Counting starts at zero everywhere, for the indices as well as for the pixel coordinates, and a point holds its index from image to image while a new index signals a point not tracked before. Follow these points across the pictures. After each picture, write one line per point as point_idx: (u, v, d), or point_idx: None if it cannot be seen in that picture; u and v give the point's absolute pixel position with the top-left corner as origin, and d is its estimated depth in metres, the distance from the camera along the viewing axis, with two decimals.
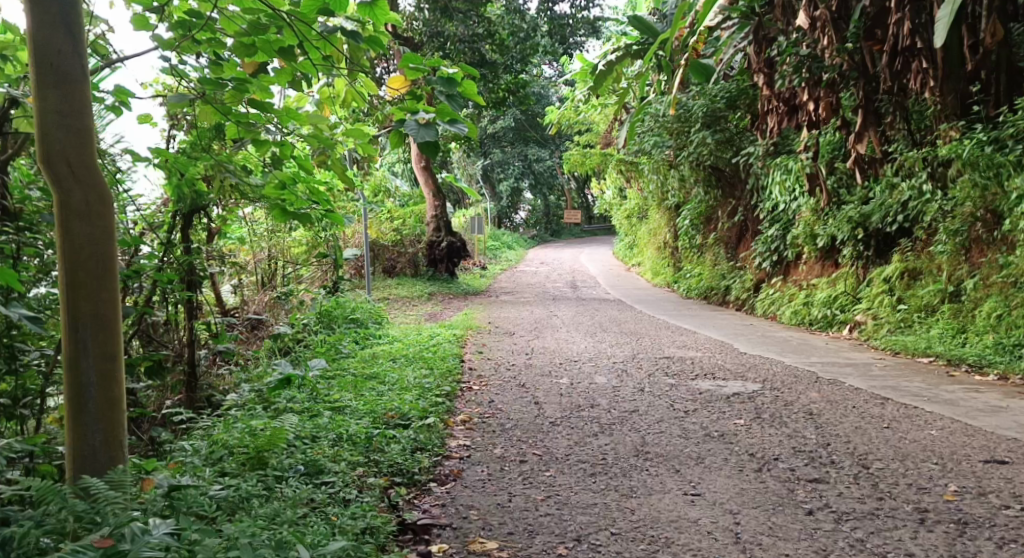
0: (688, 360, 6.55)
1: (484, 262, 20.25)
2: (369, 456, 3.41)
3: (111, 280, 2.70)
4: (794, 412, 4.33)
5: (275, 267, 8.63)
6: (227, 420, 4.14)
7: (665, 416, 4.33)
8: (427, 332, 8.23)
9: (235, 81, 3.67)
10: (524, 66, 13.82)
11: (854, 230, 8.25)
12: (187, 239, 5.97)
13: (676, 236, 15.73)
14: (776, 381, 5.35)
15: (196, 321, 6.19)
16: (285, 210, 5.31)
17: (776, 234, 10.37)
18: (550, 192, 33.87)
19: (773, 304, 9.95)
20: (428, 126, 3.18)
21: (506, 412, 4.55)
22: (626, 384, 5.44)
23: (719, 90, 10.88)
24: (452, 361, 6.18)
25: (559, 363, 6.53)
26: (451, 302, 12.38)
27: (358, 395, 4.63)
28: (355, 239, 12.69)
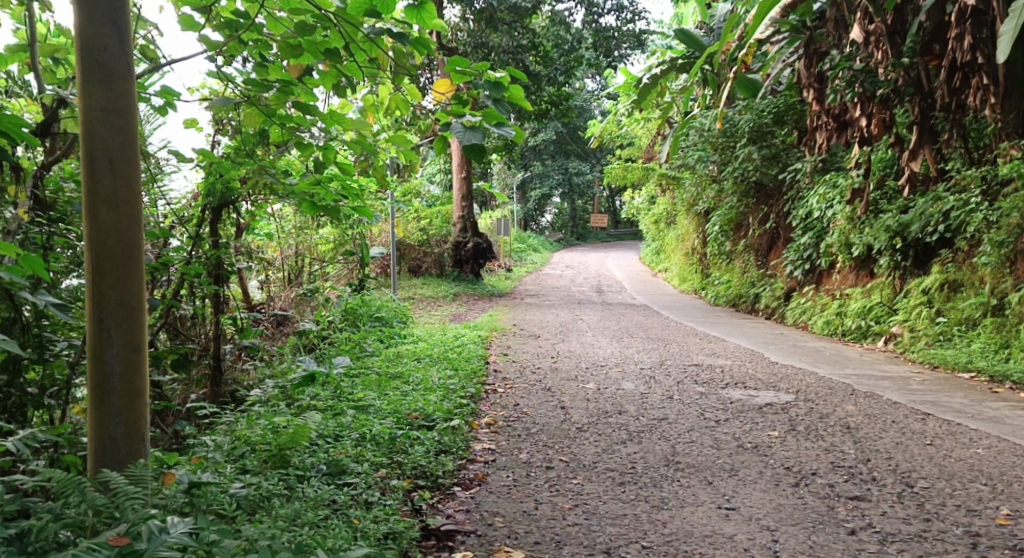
0: (718, 368, 6.42)
1: (510, 264, 20.20)
2: (393, 457, 3.33)
3: (137, 268, 2.64)
4: (831, 425, 4.20)
5: (303, 263, 8.63)
6: (251, 416, 4.09)
7: (696, 425, 4.21)
8: (452, 333, 8.17)
9: (280, 85, 3.55)
10: (568, 78, 14.28)
11: (892, 240, 8.05)
12: (217, 233, 5.97)
13: (704, 242, 15.56)
14: (811, 392, 5.21)
15: (222, 315, 6.18)
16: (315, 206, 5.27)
17: (810, 243, 10.19)
18: (577, 197, 33.73)
19: (804, 313, 9.77)
20: (475, 129, 3.13)
21: (533, 416, 4.46)
22: (655, 390, 5.33)
23: (766, 105, 11.39)
24: (477, 362, 6.10)
25: (585, 367, 6.44)
26: (477, 303, 12.32)
27: (382, 394, 4.56)
28: (382, 238, 12.69)
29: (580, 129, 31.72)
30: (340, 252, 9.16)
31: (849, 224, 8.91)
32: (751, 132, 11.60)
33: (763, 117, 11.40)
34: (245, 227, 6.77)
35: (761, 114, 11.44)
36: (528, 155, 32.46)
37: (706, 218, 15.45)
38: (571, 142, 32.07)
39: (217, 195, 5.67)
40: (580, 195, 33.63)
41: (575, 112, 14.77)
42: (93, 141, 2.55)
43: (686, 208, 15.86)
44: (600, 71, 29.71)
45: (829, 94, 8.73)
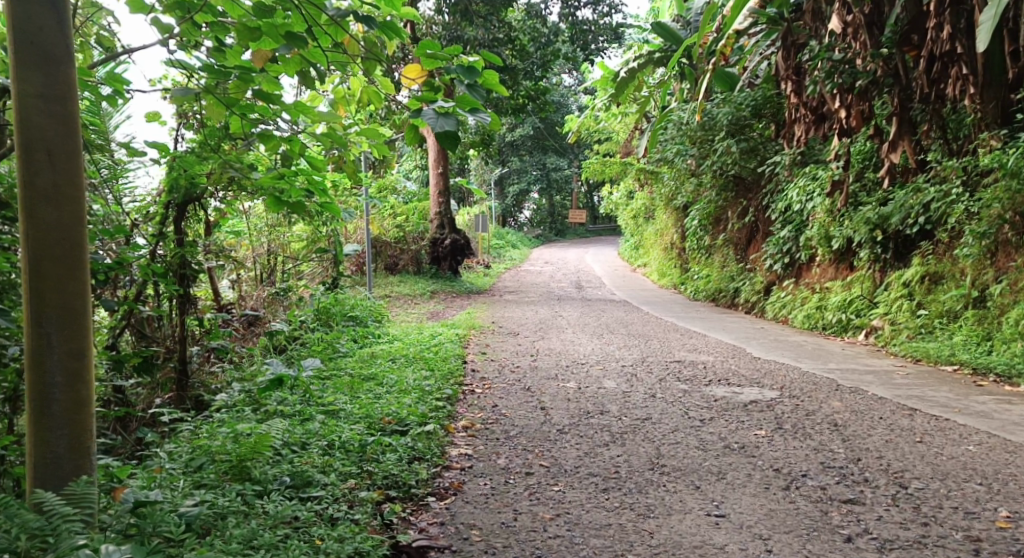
0: (700, 365, 6.29)
1: (489, 261, 20.01)
2: (362, 467, 3.15)
3: (80, 269, 2.44)
4: (818, 423, 4.07)
5: (275, 262, 8.40)
6: (213, 423, 3.89)
7: (679, 425, 4.07)
8: (429, 331, 7.98)
9: (240, 71, 3.38)
10: (544, 73, 14.29)
11: (872, 232, 7.97)
12: (180, 231, 5.73)
13: (683, 236, 15.47)
14: (795, 388, 5.09)
15: (188, 316, 5.95)
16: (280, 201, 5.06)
17: (789, 236, 10.11)
18: (556, 193, 33.56)
19: (784, 307, 9.69)
20: (448, 116, 2.96)
21: (510, 418, 4.29)
22: (636, 388, 5.19)
23: (744, 98, 11.30)
24: (453, 362, 5.91)
25: (565, 365, 6.28)
26: (454, 300, 12.12)
27: (353, 397, 4.37)
28: (357, 235, 12.45)
29: (558, 124, 31.56)
30: (313, 249, 8.93)
31: (828, 216, 8.83)
32: (730, 125, 11.49)
33: (741, 109, 11.30)
34: (212, 224, 6.55)
35: (739, 107, 11.34)
36: (506, 150, 32.22)
37: (684, 213, 15.36)
38: (549, 137, 31.88)
39: (180, 191, 5.44)
40: (558, 191, 33.46)
41: (551, 107, 14.63)
42: (28, 131, 2.34)
43: (665, 203, 15.75)
44: (577, 65, 29.55)
45: (807, 85, 8.65)
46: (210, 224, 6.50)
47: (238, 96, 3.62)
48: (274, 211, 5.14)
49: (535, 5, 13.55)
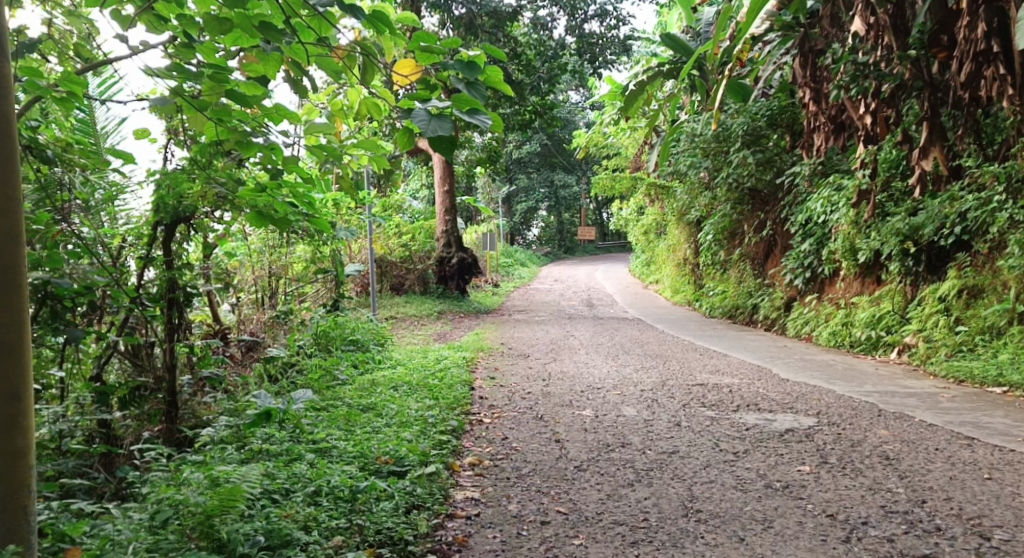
0: (725, 388, 5.86)
1: (497, 280, 19.58)
2: (352, 520, 2.77)
3: (17, 301, 2.15)
4: (868, 456, 3.64)
5: (275, 284, 8.02)
6: (186, 466, 3.46)
7: (711, 459, 3.63)
8: (434, 354, 7.58)
9: (213, 70, 3.03)
10: (552, 87, 13.88)
11: (903, 244, 7.54)
12: (169, 249, 5.33)
13: (696, 252, 15.06)
14: (833, 414, 4.66)
15: (179, 343, 5.57)
16: (263, 216, 4.67)
17: (809, 250, 9.68)
18: (564, 209, 33.21)
19: (807, 324, 9.26)
20: (443, 118, 2.56)
21: (522, 454, 3.87)
22: (659, 416, 4.77)
23: (760, 108, 10.96)
24: (460, 389, 5.50)
25: (580, 391, 5.84)
26: (462, 321, 11.71)
27: (348, 433, 3.96)
28: (361, 255, 12.06)
29: (566, 141, 31.26)
30: (313, 270, 8.55)
31: (854, 227, 8.39)
32: (745, 136, 11.09)
33: (757, 119, 10.94)
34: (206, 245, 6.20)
35: (755, 117, 10.98)
36: (513, 167, 31.90)
37: (697, 227, 14.96)
38: (557, 154, 31.56)
39: (166, 211, 5.02)
40: (567, 207, 33.08)
41: (558, 121, 14.28)
42: None
43: (677, 217, 15.34)
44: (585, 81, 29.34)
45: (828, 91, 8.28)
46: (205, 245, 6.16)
47: (214, 100, 3.27)
48: (257, 226, 4.73)
49: (542, 18, 13.26)
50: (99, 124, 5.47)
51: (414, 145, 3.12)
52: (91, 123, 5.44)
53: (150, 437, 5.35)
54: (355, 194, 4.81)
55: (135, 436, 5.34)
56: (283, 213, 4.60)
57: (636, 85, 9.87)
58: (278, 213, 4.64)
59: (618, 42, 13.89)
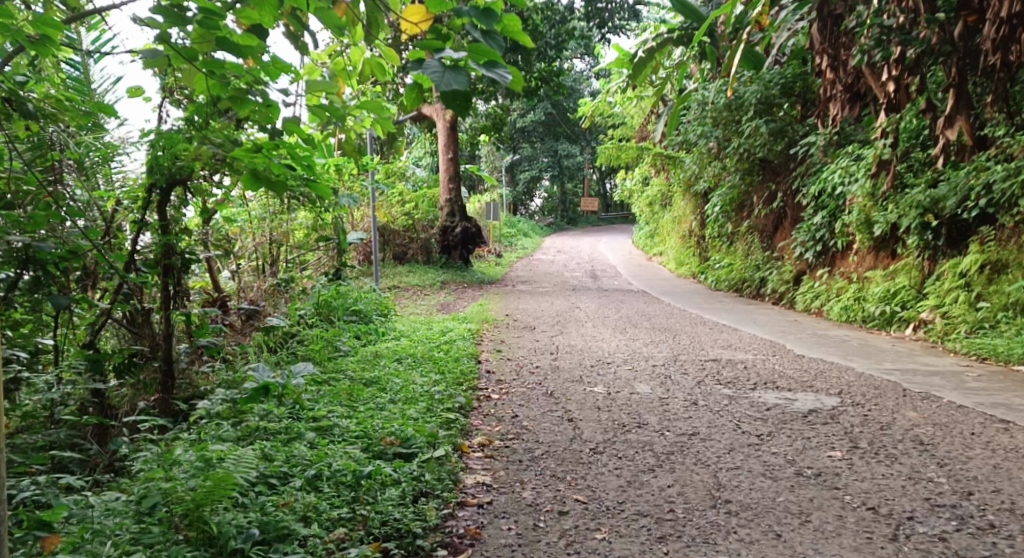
0: (740, 364, 5.65)
1: (500, 250, 19.32)
2: (354, 510, 2.59)
3: None
4: (901, 440, 3.44)
5: (275, 252, 7.78)
6: (179, 442, 3.27)
7: (734, 442, 3.43)
8: (438, 326, 7.37)
9: (203, 14, 2.77)
10: (558, 53, 13.53)
11: (923, 217, 7.29)
12: (162, 213, 5.08)
13: (703, 224, 14.81)
14: (857, 394, 4.46)
15: (174, 311, 5.35)
16: (257, 179, 4.06)
17: (823, 222, 9.42)
18: (567, 180, 32.88)
19: (818, 298, 9.04)
20: (458, 70, 2.30)
21: (533, 433, 3.67)
22: (674, 394, 4.57)
23: (774, 75, 10.66)
24: (466, 363, 5.30)
25: (590, 366, 5.63)
26: (466, 292, 11.50)
27: (350, 409, 3.75)
28: (363, 223, 11.80)
29: (570, 109, 30.84)
30: (313, 238, 8.32)
31: (871, 199, 8.13)
32: (758, 104, 10.78)
33: (770, 87, 10.62)
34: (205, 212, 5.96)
35: (769, 85, 10.67)
36: (516, 136, 31.52)
37: (704, 199, 14.68)
38: (561, 123, 31.15)
39: (159, 173, 4.77)
40: (570, 177, 32.75)
41: (565, 88, 13.93)
42: None
43: (684, 188, 15.06)
44: (590, 49, 28.89)
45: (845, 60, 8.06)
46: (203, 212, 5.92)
47: (206, 50, 2.99)
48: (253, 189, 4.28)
49: None
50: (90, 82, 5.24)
51: (422, 103, 2.87)
52: (83, 80, 5.20)
53: (145, 408, 5.14)
54: (356, 157, 4.67)
55: (129, 407, 5.13)
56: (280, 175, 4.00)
57: (647, 50, 9.57)
58: (276, 174, 4.04)
59: (627, 7, 13.54)
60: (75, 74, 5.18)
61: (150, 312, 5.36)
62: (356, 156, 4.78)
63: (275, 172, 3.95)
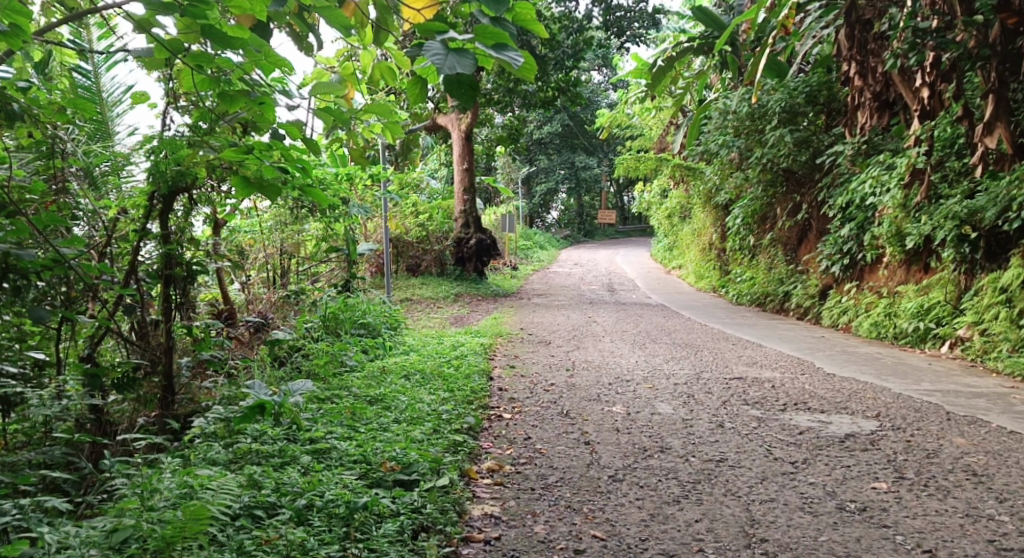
0: (766, 383, 5.35)
1: (515, 262, 19.05)
2: (347, 547, 2.34)
3: None
4: (951, 471, 3.14)
5: (286, 262, 7.58)
6: (163, 465, 3.03)
7: (767, 471, 3.14)
8: (451, 340, 7.13)
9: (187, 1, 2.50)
10: (576, 63, 13.30)
11: (960, 229, 6.96)
12: (163, 221, 4.86)
13: (723, 237, 14.50)
14: (896, 417, 4.15)
15: (177, 324, 5.14)
16: (247, 181, 3.62)
17: (849, 235, 9.09)
18: (584, 192, 32.64)
19: (845, 314, 8.72)
20: (464, 52, 2.07)
21: (548, 458, 3.40)
22: (699, 415, 4.29)
23: (798, 84, 10.38)
24: (477, 380, 5.04)
25: (607, 383, 5.36)
26: (480, 305, 11.25)
27: (352, 430, 3.51)
28: (376, 234, 11.58)
29: (588, 121, 30.59)
30: (323, 249, 8.12)
31: (902, 210, 7.79)
32: (782, 113, 10.48)
33: (795, 96, 10.35)
34: (211, 221, 5.77)
35: (793, 93, 10.40)
36: (533, 148, 31.30)
37: (724, 211, 14.38)
38: (578, 135, 30.89)
39: (158, 180, 4.56)
40: (586, 190, 32.50)
41: (583, 99, 13.70)
42: None
43: (704, 200, 14.75)
44: (608, 60, 28.69)
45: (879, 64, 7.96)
46: (210, 221, 5.73)
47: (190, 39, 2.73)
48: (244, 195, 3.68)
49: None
50: (102, 91, 5.02)
51: (425, 97, 2.65)
52: (95, 88, 4.99)
53: (144, 425, 4.91)
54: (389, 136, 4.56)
55: (128, 423, 4.88)
56: (274, 177, 3.56)
57: (666, 58, 9.36)
58: (269, 176, 3.59)
59: (646, 16, 13.32)
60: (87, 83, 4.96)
61: (154, 324, 5.12)
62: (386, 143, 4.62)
63: (270, 174, 3.52)
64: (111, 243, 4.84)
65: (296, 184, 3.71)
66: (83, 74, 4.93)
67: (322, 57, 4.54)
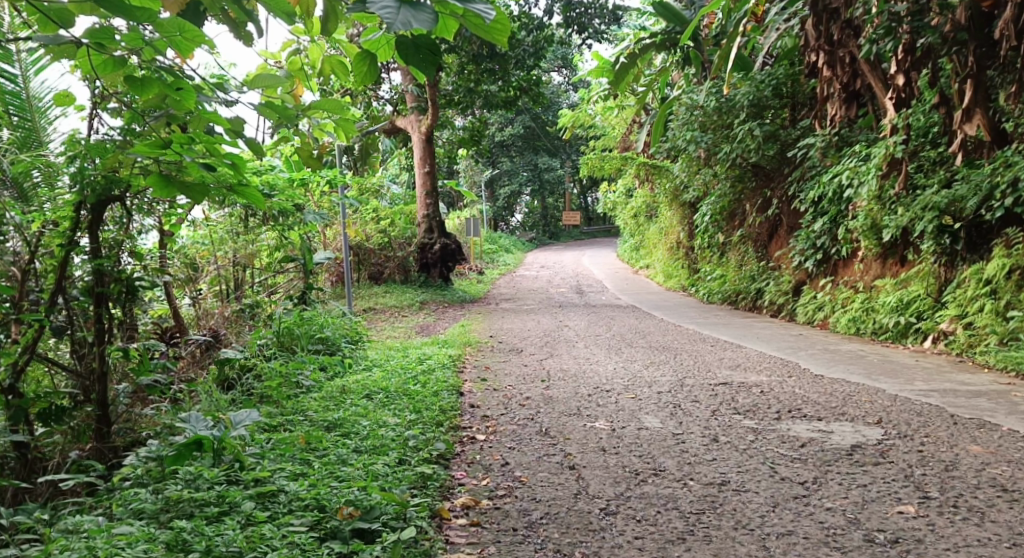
0: (754, 388, 5.03)
1: (481, 267, 18.66)
2: None
3: None
4: (978, 487, 2.82)
5: (240, 275, 7.11)
6: (80, 521, 2.61)
7: (776, 495, 2.80)
8: (416, 352, 6.72)
9: None
10: (536, 61, 12.96)
11: (940, 219, 6.68)
12: (94, 233, 4.37)
13: (691, 235, 14.26)
14: (901, 423, 3.84)
15: (111, 348, 4.65)
16: (168, 180, 3.04)
17: (823, 229, 8.84)
18: (547, 194, 32.34)
19: (821, 310, 8.48)
20: (421, 6, 1.75)
21: (528, 488, 3.03)
22: (689, 429, 3.94)
23: (765, 76, 10.17)
24: (446, 397, 4.65)
25: (586, 394, 5.00)
26: (446, 312, 10.84)
27: (305, 466, 3.10)
28: (335, 242, 11.11)
29: (550, 122, 30.33)
30: (278, 259, 7.65)
31: (877, 202, 7.49)
32: (749, 107, 10.21)
33: (762, 89, 10.11)
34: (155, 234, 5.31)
35: (760, 86, 10.14)
36: (495, 150, 30.91)
37: (691, 208, 14.14)
38: (541, 137, 30.61)
39: (88, 189, 4.07)
40: (550, 192, 32.21)
41: (545, 98, 13.36)
42: None
43: (670, 198, 14.50)
44: (568, 61, 28.45)
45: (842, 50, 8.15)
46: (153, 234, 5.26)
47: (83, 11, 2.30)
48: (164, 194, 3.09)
49: None
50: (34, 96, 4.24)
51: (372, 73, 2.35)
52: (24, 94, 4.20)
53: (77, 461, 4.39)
54: (347, 130, 4.20)
55: (59, 459, 4.39)
56: (198, 174, 3.00)
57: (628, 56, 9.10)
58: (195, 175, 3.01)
59: (607, 12, 13.03)
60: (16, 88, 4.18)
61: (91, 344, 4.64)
62: (346, 134, 4.23)
63: (201, 174, 2.93)
64: (37, 259, 4.31)
65: (229, 186, 3.13)
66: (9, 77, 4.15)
67: (265, 52, 4.12)
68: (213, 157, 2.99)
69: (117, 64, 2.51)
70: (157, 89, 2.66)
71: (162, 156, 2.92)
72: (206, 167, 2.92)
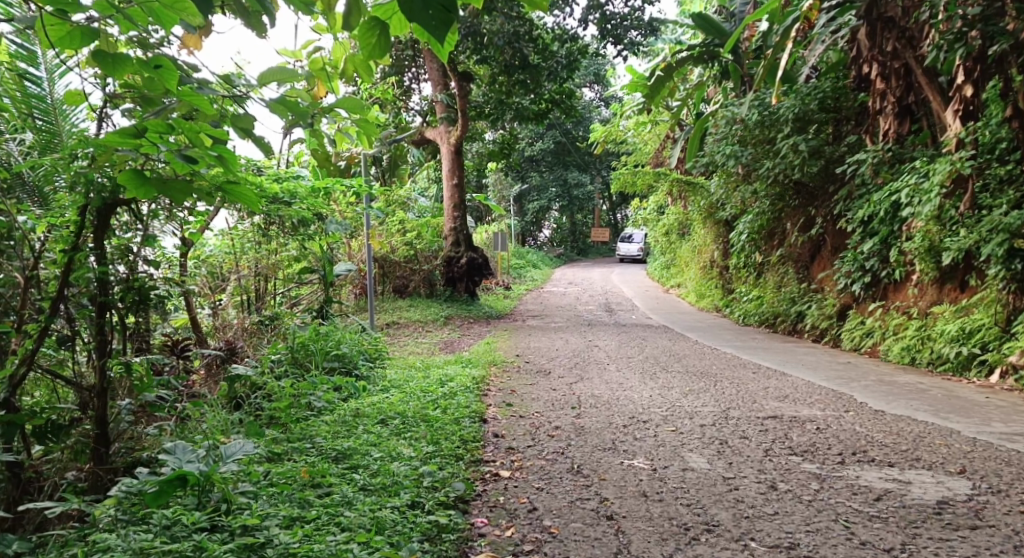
0: (809, 424, 4.52)
1: (508, 282, 18.23)
2: None
3: None
4: None
5: (259, 286, 6.78)
6: None
7: None
8: (436, 372, 6.29)
9: None
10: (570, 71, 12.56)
11: (1010, 242, 6.15)
12: (100, 239, 3.86)
13: (726, 254, 13.74)
14: (989, 473, 3.36)
15: (112, 359, 4.18)
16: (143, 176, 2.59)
17: (872, 251, 8.28)
18: (576, 211, 31.88)
19: (870, 337, 7.93)
20: None
21: (564, 549, 2.65)
22: (742, 472, 3.47)
23: (811, 89, 9.64)
24: (468, 426, 4.21)
25: (622, 425, 4.55)
26: (471, 328, 10.43)
27: (304, 516, 2.72)
28: (359, 253, 10.76)
29: (581, 138, 29.94)
30: (297, 271, 7.27)
31: (936, 222, 6.97)
32: (794, 121, 9.68)
33: (809, 102, 9.58)
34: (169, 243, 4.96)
35: (806, 99, 9.60)
36: (525, 165, 30.53)
37: (727, 226, 13.62)
38: (571, 152, 30.20)
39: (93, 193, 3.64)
40: (579, 208, 31.74)
41: (578, 110, 12.95)
42: None
43: (704, 216, 13.99)
44: (600, 77, 28.11)
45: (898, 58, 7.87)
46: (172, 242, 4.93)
47: None
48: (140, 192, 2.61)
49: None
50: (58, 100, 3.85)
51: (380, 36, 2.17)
52: (49, 99, 3.81)
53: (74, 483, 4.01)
54: (371, 137, 3.83)
55: (54, 481, 4.02)
56: (181, 171, 2.58)
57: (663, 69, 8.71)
58: (177, 172, 2.63)
59: (644, 23, 12.60)
60: (40, 92, 3.80)
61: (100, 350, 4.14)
62: (368, 140, 3.82)
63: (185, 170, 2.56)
64: (44, 264, 3.94)
65: (218, 184, 2.74)
66: (33, 81, 3.77)
67: (285, 49, 3.78)
68: (198, 150, 2.59)
69: (83, 38, 2.22)
70: (132, 69, 2.36)
71: (139, 147, 2.56)
72: (188, 159, 2.54)
